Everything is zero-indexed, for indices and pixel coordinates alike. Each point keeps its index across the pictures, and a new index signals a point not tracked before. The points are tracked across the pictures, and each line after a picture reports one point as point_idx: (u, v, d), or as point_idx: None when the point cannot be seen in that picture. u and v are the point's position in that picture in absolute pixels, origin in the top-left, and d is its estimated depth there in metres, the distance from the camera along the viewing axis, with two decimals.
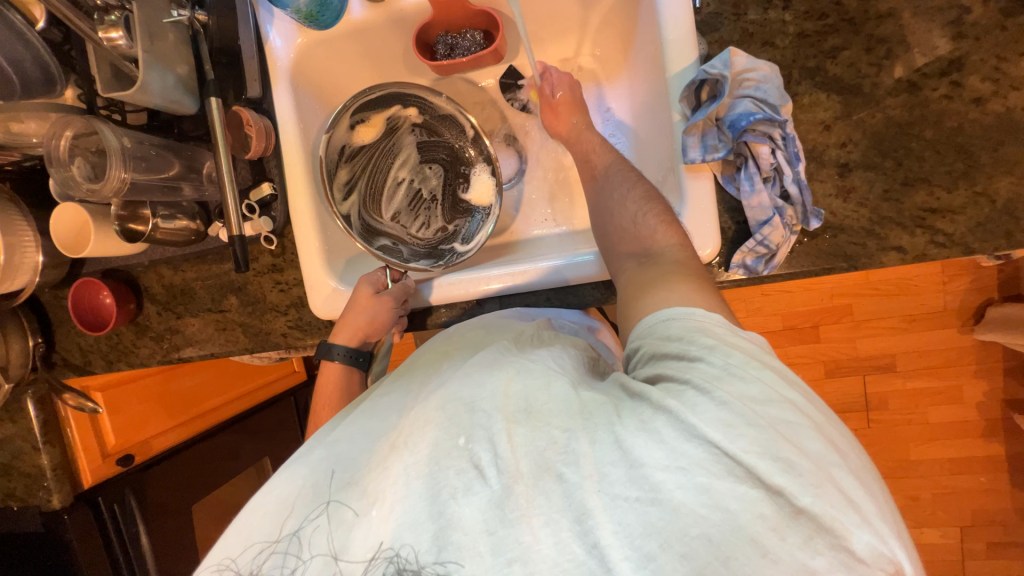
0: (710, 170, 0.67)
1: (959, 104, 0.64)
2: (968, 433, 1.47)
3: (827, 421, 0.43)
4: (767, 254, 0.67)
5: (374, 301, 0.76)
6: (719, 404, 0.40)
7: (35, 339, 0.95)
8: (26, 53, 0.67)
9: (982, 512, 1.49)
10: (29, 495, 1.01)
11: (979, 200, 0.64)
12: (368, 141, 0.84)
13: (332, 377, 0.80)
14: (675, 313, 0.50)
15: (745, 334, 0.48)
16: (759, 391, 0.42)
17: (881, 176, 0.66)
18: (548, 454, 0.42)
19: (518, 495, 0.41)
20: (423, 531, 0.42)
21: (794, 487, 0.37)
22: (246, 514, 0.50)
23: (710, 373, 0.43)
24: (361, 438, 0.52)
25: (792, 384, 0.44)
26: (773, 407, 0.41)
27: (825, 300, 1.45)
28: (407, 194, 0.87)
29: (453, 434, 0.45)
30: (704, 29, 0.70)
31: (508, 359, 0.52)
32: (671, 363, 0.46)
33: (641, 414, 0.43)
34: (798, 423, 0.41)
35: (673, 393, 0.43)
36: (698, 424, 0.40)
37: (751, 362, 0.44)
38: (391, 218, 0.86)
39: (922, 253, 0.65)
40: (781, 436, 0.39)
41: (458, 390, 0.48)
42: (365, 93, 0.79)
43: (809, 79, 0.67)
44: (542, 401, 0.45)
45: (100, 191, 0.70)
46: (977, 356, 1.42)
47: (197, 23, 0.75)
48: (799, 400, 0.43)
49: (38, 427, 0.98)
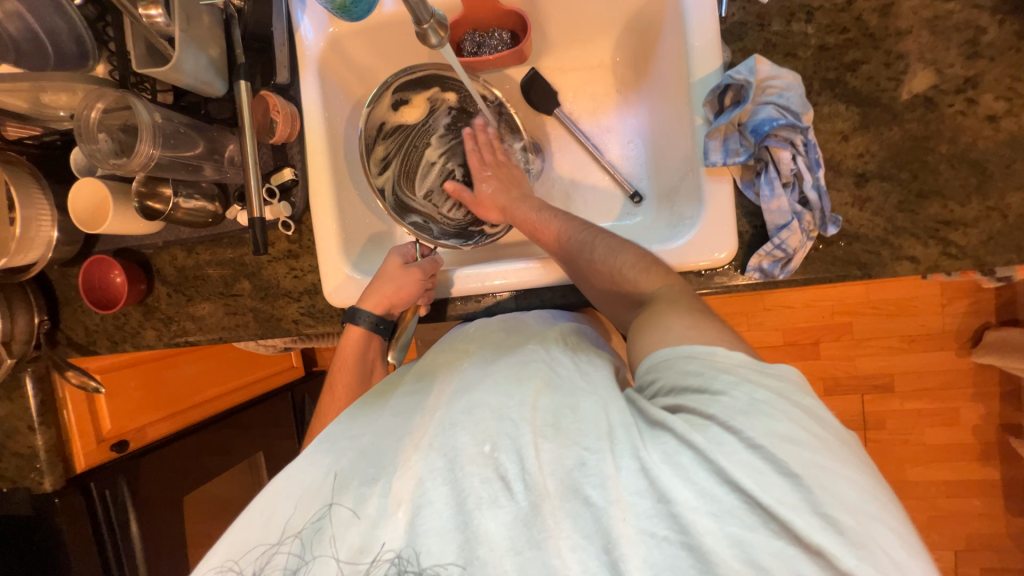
0: (730, 174, 0.69)
1: (974, 120, 0.66)
2: (965, 456, 1.47)
3: (864, 470, 0.44)
4: (783, 259, 0.68)
5: (403, 271, 0.77)
6: (748, 447, 0.42)
7: (40, 317, 0.94)
8: (62, 24, 0.69)
9: (977, 537, 1.49)
10: (20, 477, 0.99)
11: (992, 214, 0.65)
12: (409, 122, 0.85)
13: (351, 342, 0.79)
14: (697, 350, 0.50)
15: (770, 370, 0.48)
16: (787, 428, 0.43)
17: (896, 187, 0.68)
18: (577, 475, 0.44)
19: (547, 515, 0.43)
20: (449, 541, 0.43)
21: (839, 549, 0.39)
22: (250, 515, 0.50)
23: (733, 408, 0.44)
24: (388, 434, 0.52)
25: (819, 423, 0.45)
26: (804, 449, 0.42)
27: (826, 316, 1.47)
28: (440, 174, 0.90)
29: (479, 441, 0.47)
30: (729, 38, 0.72)
31: (535, 366, 0.54)
32: (692, 395, 0.47)
33: (665, 445, 0.44)
34: (835, 471, 0.42)
35: (698, 427, 0.44)
36: (728, 467, 0.41)
37: (777, 398, 0.45)
38: (424, 195, 0.88)
39: (934, 263, 0.67)
40: (818, 486, 0.41)
41: (486, 397, 0.50)
42: (407, 73, 0.80)
43: (829, 90, 0.69)
44: (570, 418, 0.47)
45: (127, 165, 0.71)
46: (975, 378, 1.44)
47: (231, 7, 0.76)
48: (829, 440, 0.44)
49: (35, 407, 0.97)
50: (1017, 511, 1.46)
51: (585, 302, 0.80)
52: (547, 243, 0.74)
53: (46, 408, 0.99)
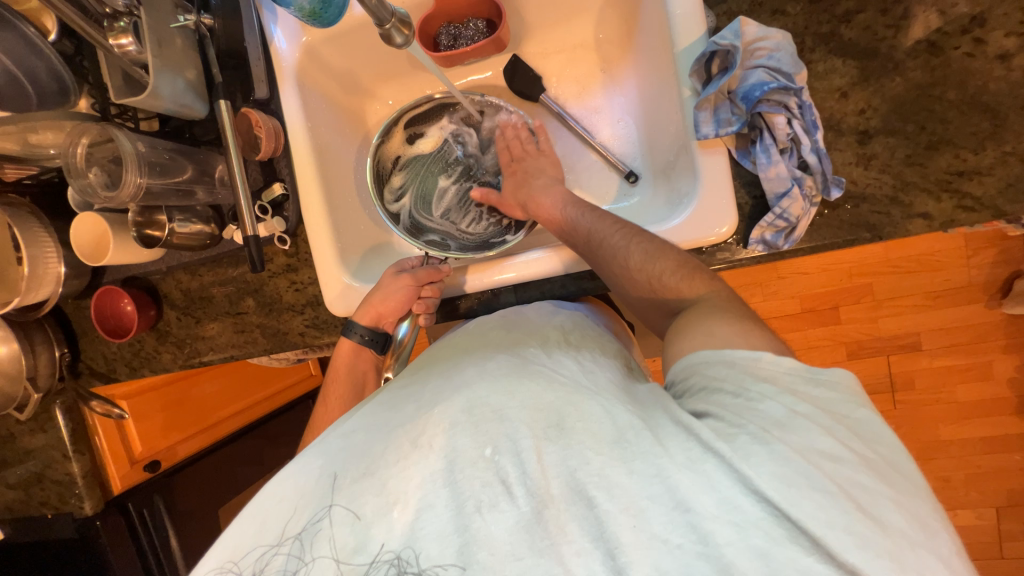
0: (724, 144, 0.66)
1: (983, 62, 0.61)
2: (1000, 410, 1.42)
3: (913, 494, 0.42)
4: (786, 228, 0.65)
5: (394, 280, 0.77)
6: (779, 458, 0.41)
7: (60, 350, 0.97)
8: (39, 63, 0.69)
9: (1018, 492, 1.43)
10: (62, 502, 1.03)
11: (1009, 160, 0.61)
12: (424, 151, 0.87)
13: (345, 354, 0.80)
14: (737, 356, 0.49)
15: (822, 381, 0.47)
16: (829, 445, 0.42)
17: (903, 141, 0.64)
18: (579, 474, 0.44)
19: (550, 519, 0.44)
20: (448, 544, 0.44)
21: (871, 568, 0.37)
22: (247, 512, 0.52)
23: (771, 421, 0.44)
24: (378, 430, 0.52)
25: (867, 442, 0.44)
26: (844, 467, 0.41)
27: (842, 279, 1.43)
28: (458, 194, 0.87)
29: (480, 444, 0.47)
30: (712, 1, 0.69)
31: (533, 368, 0.53)
32: (726, 400, 0.47)
33: (690, 451, 0.43)
34: (878, 492, 0.41)
35: (726, 436, 0.43)
36: (754, 476, 0.40)
37: (820, 413, 0.45)
38: (441, 215, 0.86)
39: (949, 218, 0.63)
40: (858, 506, 0.40)
41: (486, 395, 0.50)
42: (415, 104, 0.84)
43: (824, 45, 0.66)
44: (575, 418, 0.47)
45: (117, 197, 0.72)
46: (1006, 330, 1.38)
47: (202, 27, 0.75)
48: (876, 460, 0.43)
49: (68, 436, 1.01)
50: None
51: (586, 290, 0.78)
52: (570, 235, 0.72)
53: (78, 436, 1.02)
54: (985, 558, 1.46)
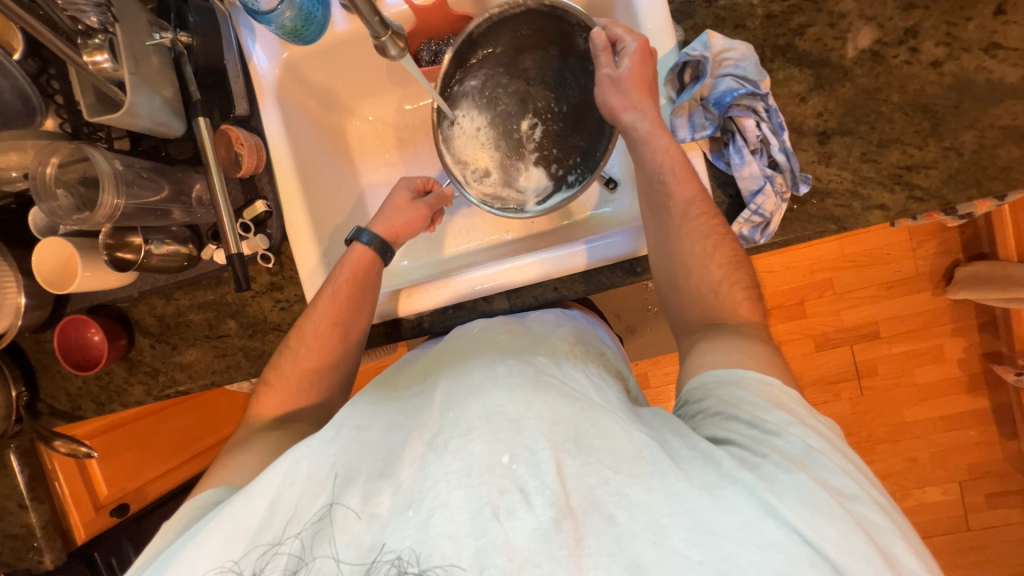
0: (699, 148, 0.71)
1: (920, 68, 0.69)
2: (955, 389, 1.53)
3: (914, 539, 0.46)
4: (761, 223, 0.70)
5: (410, 206, 0.79)
6: (801, 486, 0.44)
7: (17, 389, 0.89)
8: (5, 82, 0.68)
9: (976, 465, 1.53)
10: (17, 559, 0.92)
11: (949, 154, 0.68)
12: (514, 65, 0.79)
13: (356, 264, 0.75)
14: (749, 377, 0.53)
15: (820, 417, 0.52)
16: (845, 483, 0.46)
17: (858, 140, 0.70)
18: (600, 492, 0.45)
19: (569, 530, 0.43)
20: (464, 546, 0.43)
21: None
22: (249, 494, 0.51)
23: (791, 454, 0.47)
24: (394, 432, 0.53)
25: (876, 487, 0.48)
26: (858, 503, 0.45)
27: (806, 275, 1.52)
28: (518, 130, 0.82)
29: (498, 451, 0.47)
30: (679, 18, 0.74)
31: (548, 378, 0.55)
32: (744, 428, 0.50)
33: (708, 476, 0.45)
34: (887, 528, 0.44)
35: (751, 465, 0.46)
36: (780, 503, 0.43)
37: (832, 449, 0.48)
38: (491, 143, 0.82)
39: (903, 209, 0.69)
40: (870, 538, 0.42)
41: (504, 404, 0.50)
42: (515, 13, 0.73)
43: (782, 55, 0.72)
44: (592, 434, 0.48)
45: (91, 219, 0.69)
46: (952, 315, 1.50)
47: (180, 44, 0.75)
48: (887, 508, 0.46)
49: (25, 483, 0.91)
50: (1010, 435, 1.52)
51: (577, 294, 0.80)
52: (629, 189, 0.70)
53: (37, 482, 0.92)
54: (952, 530, 1.55)
